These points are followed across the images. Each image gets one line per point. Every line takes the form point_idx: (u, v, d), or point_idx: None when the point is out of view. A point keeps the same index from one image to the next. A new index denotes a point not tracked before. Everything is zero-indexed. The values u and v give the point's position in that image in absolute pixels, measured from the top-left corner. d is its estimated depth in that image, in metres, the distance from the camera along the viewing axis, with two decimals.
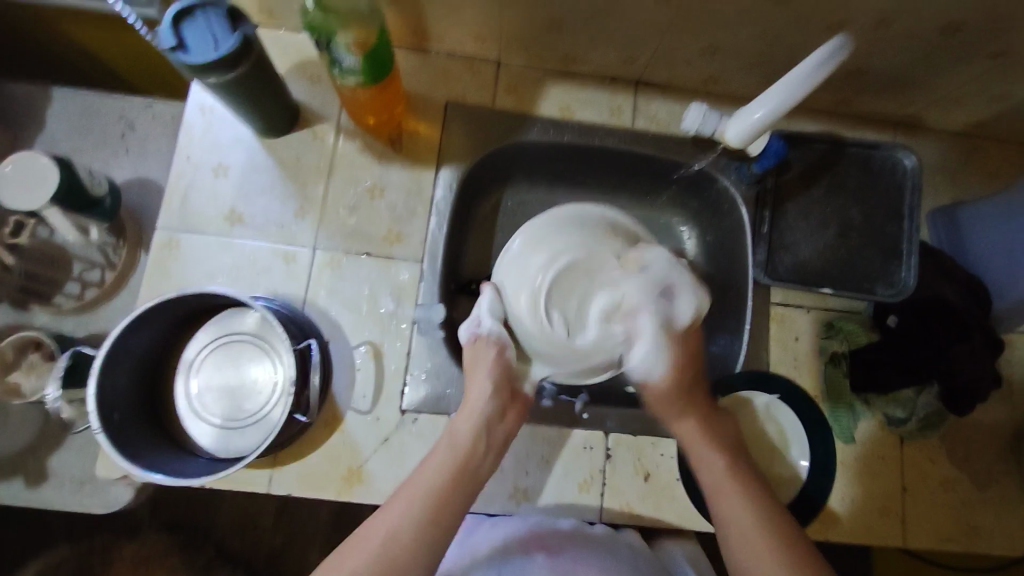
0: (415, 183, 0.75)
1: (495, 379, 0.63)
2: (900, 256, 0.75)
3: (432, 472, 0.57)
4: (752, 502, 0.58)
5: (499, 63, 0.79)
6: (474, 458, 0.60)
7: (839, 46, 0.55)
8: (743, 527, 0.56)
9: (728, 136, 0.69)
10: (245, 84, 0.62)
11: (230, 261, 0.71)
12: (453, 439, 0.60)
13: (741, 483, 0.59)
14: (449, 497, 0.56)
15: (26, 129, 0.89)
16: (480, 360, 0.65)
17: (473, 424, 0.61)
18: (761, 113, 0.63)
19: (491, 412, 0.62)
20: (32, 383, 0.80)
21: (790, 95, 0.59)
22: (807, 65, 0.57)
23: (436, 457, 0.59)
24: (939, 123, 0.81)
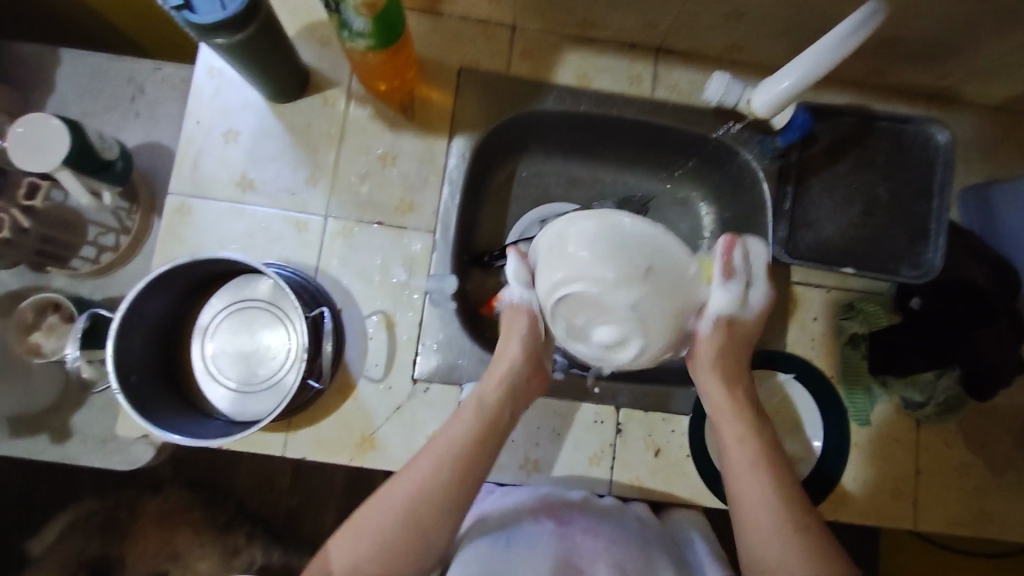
0: (428, 151, 0.74)
1: (526, 344, 0.64)
2: (927, 236, 0.72)
3: (459, 430, 0.59)
4: (775, 481, 0.58)
5: (514, 27, 0.77)
6: (500, 413, 0.61)
7: (872, 11, 0.52)
8: (758, 503, 0.57)
9: (754, 105, 0.66)
10: (255, 46, 0.61)
11: (244, 228, 0.71)
12: (479, 395, 0.62)
13: (766, 463, 0.60)
14: (473, 454, 0.59)
15: (39, 92, 0.89)
16: (513, 324, 0.65)
17: (500, 380, 0.63)
18: (787, 83, 0.61)
19: (519, 368, 0.64)
20: (52, 344, 0.81)
21: (819, 63, 0.57)
22: (841, 31, 0.54)
23: (461, 415, 0.61)
24: (976, 95, 0.77)
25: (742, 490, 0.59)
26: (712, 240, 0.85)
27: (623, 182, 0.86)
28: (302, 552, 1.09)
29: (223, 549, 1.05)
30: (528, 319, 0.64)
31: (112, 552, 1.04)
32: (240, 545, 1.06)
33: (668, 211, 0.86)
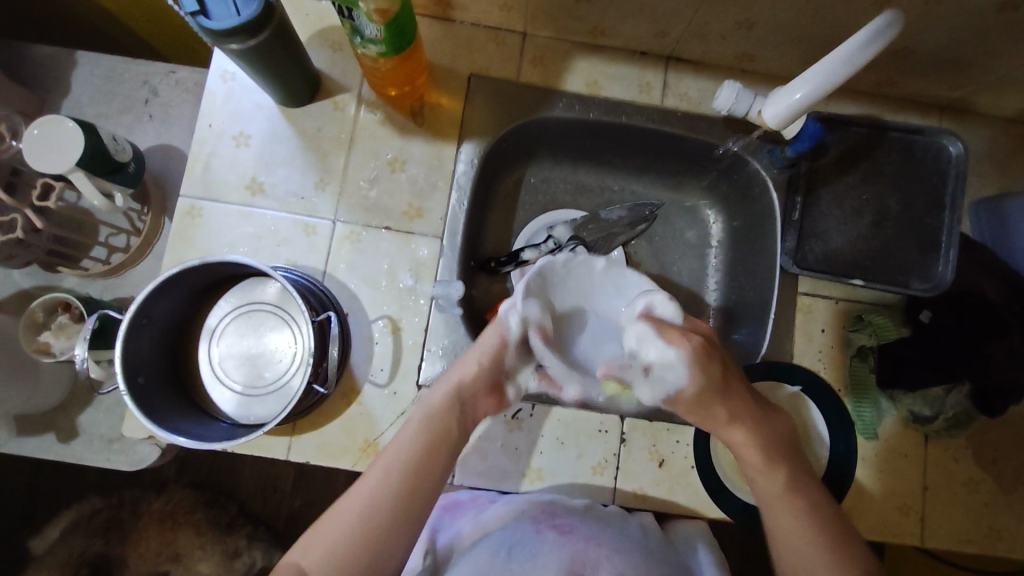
0: (437, 157, 0.74)
1: (481, 364, 0.59)
2: (938, 248, 0.72)
3: (408, 445, 0.57)
4: (806, 511, 0.57)
5: (525, 34, 0.77)
6: (449, 430, 0.58)
7: (888, 22, 0.51)
8: (791, 538, 0.56)
9: (765, 116, 0.65)
10: (267, 51, 0.61)
11: (253, 231, 0.71)
12: (428, 408, 0.59)
13: (796, 493, 0.58)
14: (419, 471, 0.56)
15: (55, 93, 0.91)
16: (485, 341, 0.59)
17: (449, 394, 0.58)
18: (801, 94, 0.60)
19: (473, 387, 0.59)
20: (61, 344, 0.81)
21: (831, 77, 0.56)
22: (854, 44, 0.53)
23: (411, 426, 0.58)
24: (988, 108, 0.76)
25: (781, 524, 0.57)
26: (720, 250, 0.85)
27: (630, 190, 0.86)
28: None
29: (224, 550, 1.05)
30: (499, 339, 0.59)
31: (116, 549, 1.04)
32: (241, 547, 1.06)
33: (675, 219, 0.86)
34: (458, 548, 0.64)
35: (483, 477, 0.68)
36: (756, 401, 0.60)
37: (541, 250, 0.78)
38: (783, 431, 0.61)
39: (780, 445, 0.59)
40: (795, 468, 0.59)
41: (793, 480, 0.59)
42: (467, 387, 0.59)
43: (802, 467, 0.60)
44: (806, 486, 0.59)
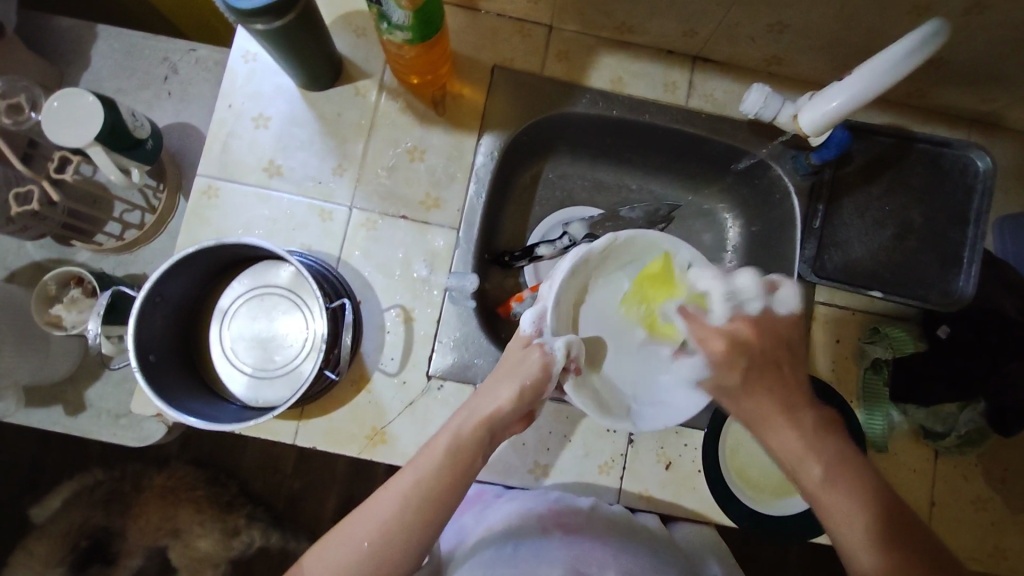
0: (457, 148, 0.74)
1: (519, 394, 0.55)
2: (960, 264, 0.71)
3: (427, 468, 0.53)
4: (853, 500, 0.50)
5: (552, 28, 0.76)
6: (471, 456, 0.54)
7: (932, 31, 0.50)
8: (849, 535, 0.49)
9: (801, 122, 0.63)
10: (293, 33, 0.61)
11: (268, 213, 0.71)
12: (453, 433, 0.54)
13: (837, 479, 0.50)
14: (440, 495, 0.52)
15: (75, 66, 0.90)
16: (523, 367, 0.56)
17: (479, 423, 0.55)
18: (838, 102, 0.59)
19: (506, 416, 0.55)
20: (72, 318, 0.81)
21: (870, 86, 0.55)
22: (897, 51, 0.52)
23: (432, 449, 0.54)
24: (1019, 123, 0.75)
25: (831, 519, 0.50)
26: (736, 255, 0.84)
27: (649, 190, 0.85)
28: (300, 538, 1.09)
29: (224, 526, 1.06)
30: (540, 370, 0.55)
31: (116, 522, 1.06)
32: (240, 526, 1.07)
33: (692, 221, 0.85)
34: (464, 547, 0.66)
35: (488, 472, 0.68)
36: (788, 393, 0.53)
37: (556, 246, 0.78)
38: (808, 419, 0.53)
39: (826, 448, 0.52)
40: (846, 469, 0.51)
41: (829, 466, 0.51)
42: (500, 416, 0.55)
43: (846, 456, 0.52)
44: (847, 469, 0.51)
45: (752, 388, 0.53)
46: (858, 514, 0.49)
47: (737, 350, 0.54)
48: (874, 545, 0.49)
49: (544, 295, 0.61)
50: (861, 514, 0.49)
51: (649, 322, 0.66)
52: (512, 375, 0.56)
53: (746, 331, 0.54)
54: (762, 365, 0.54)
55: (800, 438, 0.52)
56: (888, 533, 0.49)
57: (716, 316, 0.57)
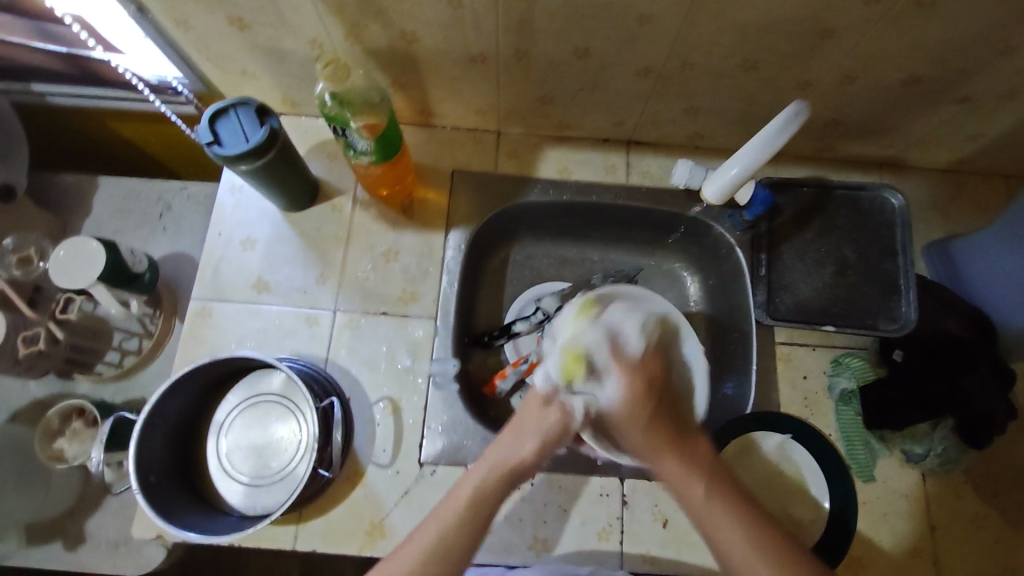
0: (427, 245, 0.81)
1: (547, 441, 0.61)
2: (898, 290, 0.77)
3: (452, 515, 0.55)
4: (736, 523, 0.53)
5: (500, 133, 0.86)
6: (492, 505, 0.56)
7: (797, 111, 0.59)
8: (736, 553, 0.52)
9: (706, 193, 0.72)
10: (273, 168, 0.70)
11: (259, 325, 0.77)
12: (478, 485, 0.57)
13: (723, 501, 0.54)
14: (462, 545, 0.53)
15: (78, 215, 0.99)
16: (543, 421, 0.62)
17: (501, 475, 0.58)
18: (736, 170, 0.67)
19: (529, 466, 0.59)
20: (74, 448, 0.85)
21: (756, 154, 0.64)
22: (772, 127, 0.61)
23: (454, 499, 0.56)
24: (920, 162, 0.84)
25: (720, 541, 0.53)
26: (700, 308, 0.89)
27: (610, 259, 0.92)
28: None
29: None
30: (559, 421, 0.62)
31: None
32: None
33: (654, 282, 0.91)
34: None
35: (490, 553, 0.68)
36: (675, 427, 0.60)
37: (531, 322, 0.84)
38: (699, 460, 0.57)
39: (712, 470, 0.57)
40: (723, 484, 0.56)
41: (713, 489, 0.55)
42: (523, 469, 0.59)
43: (724, 475, 0.57)
44: (727, 490, 0.55)
45: (652, 431, 0.60)
46: (740, 534, 0.52)
47: (649, 381, 0.64)
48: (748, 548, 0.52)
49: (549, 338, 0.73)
50: (744, 533, 0.52)
51: (573, 355, 0.65)
52: (534, 429, 0.61)
53: (654, 368, 0.66)
54: (660, 412, 0.62)
55: (684, 466, 0.57)
56: (773, 546, 0.52)
57: (632, 347, 0.67)
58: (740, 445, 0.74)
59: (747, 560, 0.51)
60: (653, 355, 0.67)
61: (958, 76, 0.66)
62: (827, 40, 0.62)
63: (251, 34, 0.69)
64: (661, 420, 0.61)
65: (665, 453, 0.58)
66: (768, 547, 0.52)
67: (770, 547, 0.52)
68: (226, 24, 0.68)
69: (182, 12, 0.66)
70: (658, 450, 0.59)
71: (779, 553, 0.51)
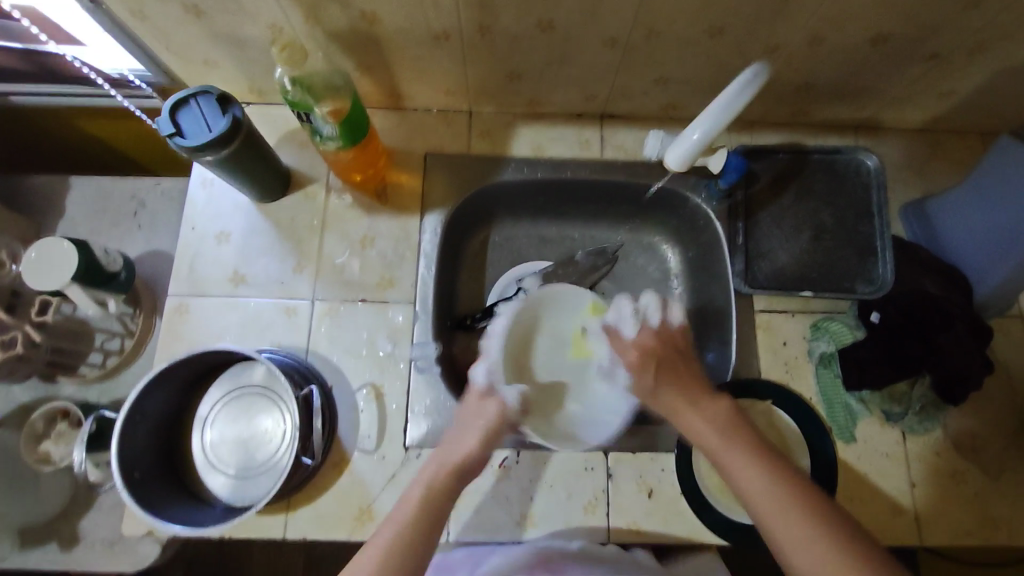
0: (403, 230, 0.81)
1: (486, 437, 0.61)
2: (875, 253, 0.77)
3: (406, 513, 0.56)
4: (755, 460, 0.55)
5: (472, 113, 0.85)
6: (445, 503, 0.58)
7: (757, 71, 0.59)
8: (761, 496, 0.53)
9: (667, 160, 0.69)
10: (240, 156, 0.68)
11: (238, 318, 0.76)
12: (428, 482, 0.59)
13: (738, 445, 0.57)
14: (425, 532, 0.55)
15: (50, 215, 0.98)
16: (482, 413, 0.63)
17: (449, 471, 0.60)
18: (700, 132, 0.64)
19: (474, 457, 0.61)
20: (61, 450, 0.87)
21: (722, 112, 0.62)
22: (733, 86, 0.60)
23: (409, 497, 0.58)
24: (896, 122, 0.84)
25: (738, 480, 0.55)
26: (681, 281, 0.89)
27: (590, 235, 0.92)
28: None
29: None
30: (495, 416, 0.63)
31: None
32: None
33: (635, 257, 0.91)
34: None
35: (477, 532, 0.69)
36: (694, 377, 0.63)
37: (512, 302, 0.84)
38: (716, 414, 0.60)
39: (731, 419, 0.60)
40: (738, 429, 0.59)
41: (729, 435, 0.58)
42: (470, 462, 0.60)
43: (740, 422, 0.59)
44: (744, 434, 0.58)
45: (664, 389, 0.62)
46: (763, 478, 0.54)
47: (649, 356, 0.64)
48: (764, 480, 0.54)
49: (489, 347, 0.72)
50: (760, 469, 0.55)
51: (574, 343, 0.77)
52: (473, 424, 0.62)
53: (650, 341, 0.64)
54: (668, 365, 0.63)
55: (702, 417, 0.60)
56: (789, 483, 0.53)
57: (629, 331, 0.67)
58: None
59: (772, 501, 0.52)
60: (657, 329, 0.65)
61: (925, 33, 0.65)
62: (793, 2, 0.61)
63: (207, 22, 0.68)
64: (673, 370, 0.63)
65: (682, 405, 0.61)
66: (788, 482, 0.54)
67: (795, 489, 0.53)
68: (182, 13, 0.66)
69: (135, 0, 0.65)
70: (676, 405, 0.61)
71: (796, 487, 0.53)
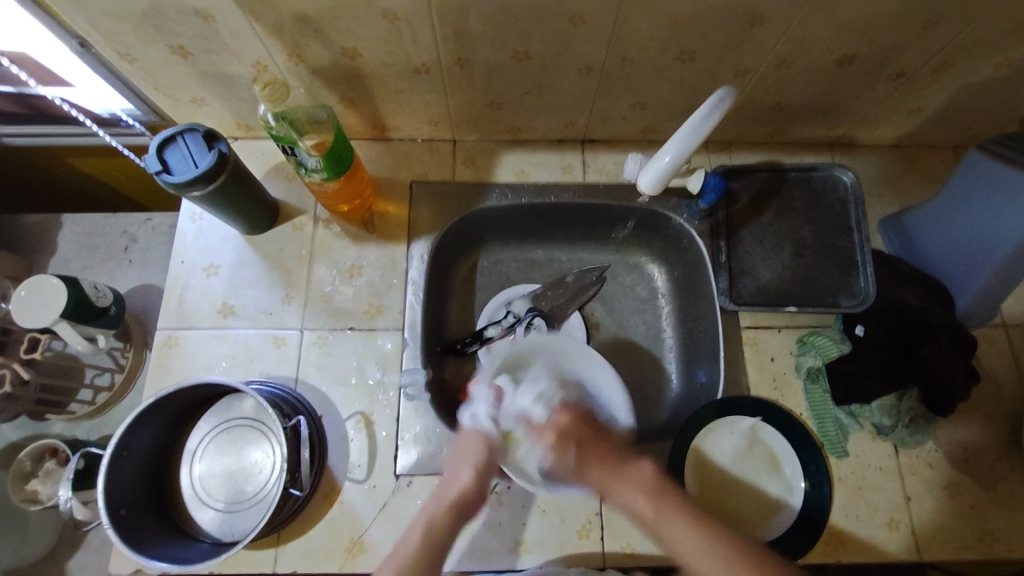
0: (391, 258, 0.82)
1: (480, 468, 0.60)
2: (856, 266, 0.79)
3: (403, 557, 0.53)
4: (688, 523, 0.52)
5: (456, 141, 0.87)
6: (447, 539, 0.56)
7: (723, 96, 0.60)
8: (693, 561, 0.49)
9: (640, 183, 0.71)
10: (226, 191, 0.70)
11: (227, 350, 0.77)
12: (428, 518, 0.57)
13: (669, 508, 0.53)
14: (429, 569, 0.53)
15: (42, 253, 0.99)
16: (471, 449, 0.62)
17: (448, 509, 0.57)
18: (669, 156, 0.66)
19: (470, 493, 0.59)
20: (48, 489, 0.86)
21: (689, 138, 0.63)
22: (699, 113, 0.61)
23: (410, 536, 0.56)
24: (869, 139, 0.86)
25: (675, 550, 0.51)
26: (668, 299, 0.90)
27: (578, 257, 0.93)
28: None
29: None
30: (484, 444, 0.62)
31: None
32: None
33: (623, 277, 0.92)
34: None
35: (469, 560, 0.68)
36: (614, 446, 0.60)
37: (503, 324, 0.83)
38: (643, 480, 0.56)
39: (653, 480, 0.56)
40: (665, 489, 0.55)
41: (659, 502, 0.54)
42: (467, 497, 0.58)
43: (666, 484, 0.55)
44: (674, 499, 0.54)
45: (584, 464, 0.59)
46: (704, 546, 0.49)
47: (571, 425, 0.62)
48: (702, 544, 0.50)
49: (476, 394, 0.67)
50: (695, 533, 0.51)
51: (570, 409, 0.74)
52: (468, 459, 0.61)
53: (572, 414, 0.64)
54: (590, 445, 0.60)
55: (627, 483, 0.56)
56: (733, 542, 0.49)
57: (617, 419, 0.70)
58: (708, 435, 0.74)
59: (703, 562, 0.48)
60: (568, 405, 0.65)
61: (889, 53, 0.67)
62: (757, 28, 0.64)
63: (195, 62, 0.70)
64: (592, 434, 0.61)
65: (605, 475, 0.57)
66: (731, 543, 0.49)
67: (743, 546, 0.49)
68: (169, 54, 0.68)
69: (123, 45, 0.67)
70: (602, 484, 0.57)
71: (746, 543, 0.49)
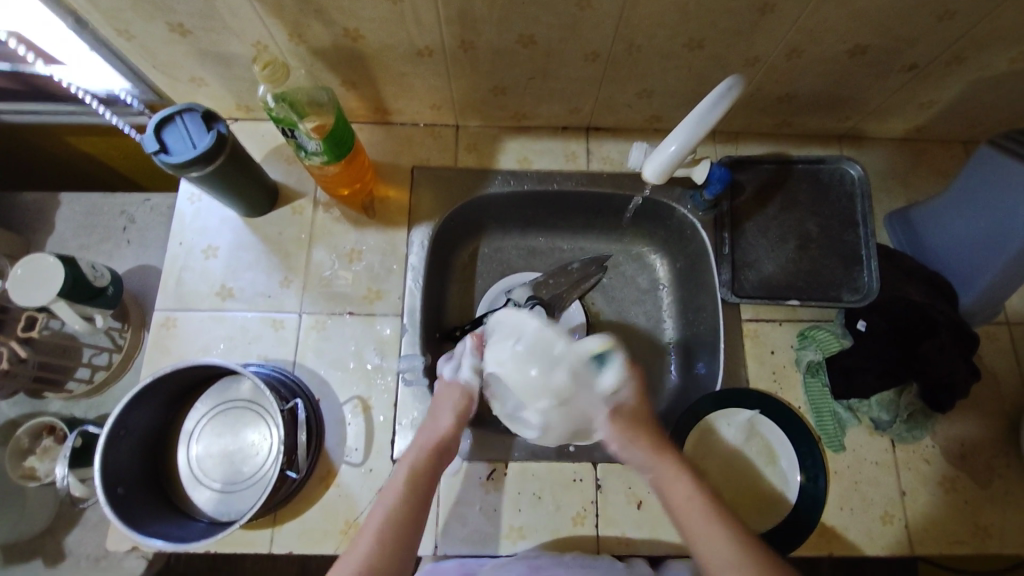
0: (390, 243, 0.81)
1: (458, 412, 0.66)
2: (860, 261, 0.78)
3: (394, 500, 0.58)
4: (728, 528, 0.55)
5: (458, 126, 0.86)
6: (428, 481, 0.60)
7: (729, 86, 0.59)
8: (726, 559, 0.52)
9: (645, 173, 0.70)
10: (226, 171, 0.69)
11: (225, 332, 0.76)
12: (410, 464, 0.61)
13: (717, 512, 0.56)
14: (415, 513, 0.57)
15: (39, 232, 0.99)
16: (447, 398, 0.67)
17: (429, 454, 0.62)
18: (676, 146, 0.65)
19: (449, 439, 0.63)
20: (45, 466, 0.87)
21: (697, 127, 0.62)
22: (706, 102, 0.60)
23: (395, 482, 0.60)
24: (880, 132, 0.85)
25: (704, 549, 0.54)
26: (669, 290, 0.90)
27: (579, 246, 0.92)
28: None
29: None
30: (463, 395, 0.67)
31: None
32: None
33: (625, 267, 0.91)
34: None
35: (464, 545, 0.68)
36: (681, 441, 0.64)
37: None
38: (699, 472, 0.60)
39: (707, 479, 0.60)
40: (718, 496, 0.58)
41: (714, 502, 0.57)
42: (445, 442, 0.63)
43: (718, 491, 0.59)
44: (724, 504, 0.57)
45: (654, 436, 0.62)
46: (725, 537, 0.54)
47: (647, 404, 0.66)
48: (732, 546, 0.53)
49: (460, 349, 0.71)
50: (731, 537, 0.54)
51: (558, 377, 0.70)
52: (446, 406, 0.66)
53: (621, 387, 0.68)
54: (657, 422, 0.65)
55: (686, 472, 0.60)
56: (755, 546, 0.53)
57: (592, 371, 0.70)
58: (707, 425, 0.75)
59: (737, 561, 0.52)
60: None
61: (901, 44, 0.66)
62: (768, 16, 0.62)
63: (194, 40, 0.68)
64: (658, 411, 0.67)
65: (664, 454, 0.61)
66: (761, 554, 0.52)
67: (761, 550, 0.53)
68: (167, 31, 0.67)
69: (121, 21, 0.66)
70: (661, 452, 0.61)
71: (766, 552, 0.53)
